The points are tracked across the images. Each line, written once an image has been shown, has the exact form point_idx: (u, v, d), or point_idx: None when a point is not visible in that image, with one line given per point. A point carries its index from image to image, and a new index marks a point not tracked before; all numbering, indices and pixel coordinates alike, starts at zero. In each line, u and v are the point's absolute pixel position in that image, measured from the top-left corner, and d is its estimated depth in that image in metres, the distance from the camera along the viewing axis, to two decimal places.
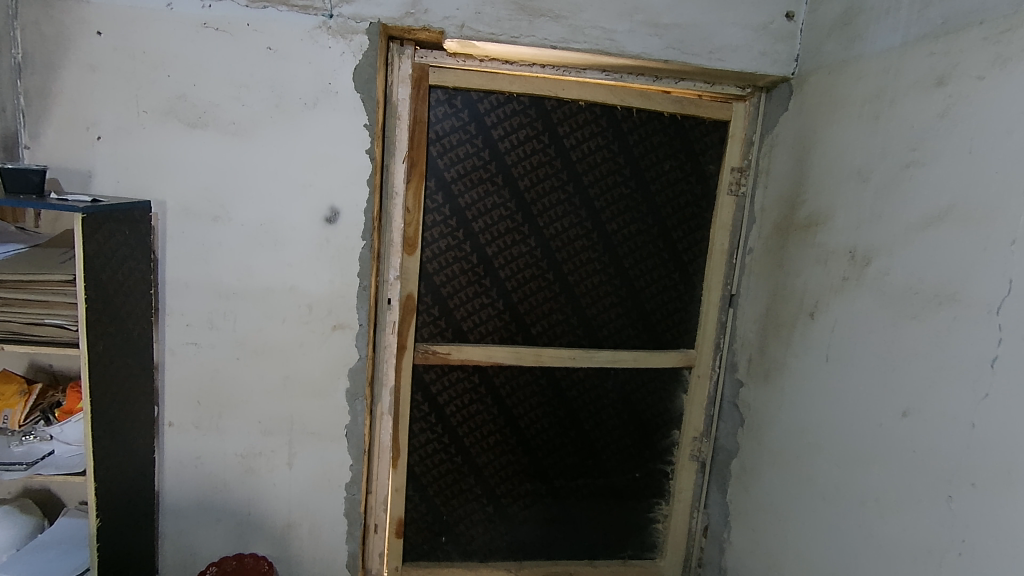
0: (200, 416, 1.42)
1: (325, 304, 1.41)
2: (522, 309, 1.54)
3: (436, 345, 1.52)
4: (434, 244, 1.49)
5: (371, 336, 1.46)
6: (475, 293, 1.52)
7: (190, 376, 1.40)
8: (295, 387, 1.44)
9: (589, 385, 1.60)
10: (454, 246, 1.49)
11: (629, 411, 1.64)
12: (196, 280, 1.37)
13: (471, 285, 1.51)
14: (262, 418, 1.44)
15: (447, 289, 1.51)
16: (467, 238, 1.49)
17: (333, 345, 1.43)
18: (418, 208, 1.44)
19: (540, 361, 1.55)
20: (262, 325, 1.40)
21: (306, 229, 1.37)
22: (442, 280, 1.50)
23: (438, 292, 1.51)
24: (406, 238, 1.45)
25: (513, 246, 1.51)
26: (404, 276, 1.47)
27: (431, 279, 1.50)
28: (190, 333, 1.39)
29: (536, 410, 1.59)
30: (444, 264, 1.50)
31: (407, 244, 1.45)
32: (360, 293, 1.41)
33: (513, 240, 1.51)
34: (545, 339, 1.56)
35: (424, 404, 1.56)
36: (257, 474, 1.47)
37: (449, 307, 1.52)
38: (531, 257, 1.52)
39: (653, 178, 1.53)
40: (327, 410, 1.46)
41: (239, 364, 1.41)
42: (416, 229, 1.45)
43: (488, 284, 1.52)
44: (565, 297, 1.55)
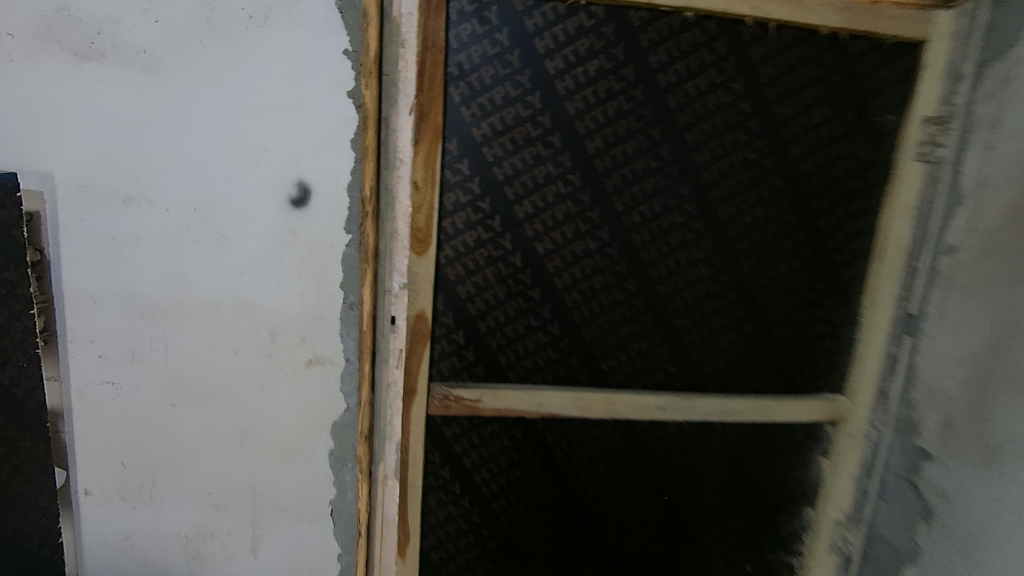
0: (126, 483, 1.02)
1: (292, 329, 0.95)
2: (584, 335, 1.03)
3: (461, 389, 1.02)
4: (456, 238, 0.99)
5: (366, 375, 0.99)
6: (518, 313, 1.02)
7: (110, 429, 1.00)
8: (254, 445, 1.00)
9: (684, 446, 1.09)
10: (486, 243, 0.99)
11: (738, 484, 1.12)
12: (106, 293, 0.94)
13: (513, 299, 1.01)
14: (212, 487, 1.02)
15: (477, 307, 1.01)
16: (506, 228, 0.99)
17: (306, 389, 0.98)
18: (430, 182, 0.94)
19: (612, 413, 1.05)
20: (204, 358, 0.97)
21: (260, 219, 0.91)
22: (468, 292, 1.01)
23: (462, 309, 1.01)
24: (414, 233, 0.96)
25: (573, 243, 1.00)
26: (413, 285, 0.98)
27: (452, 290, 1.00)
28: (103, 369, 0.97)
29: (605, 479, 1.10)
30: (473, 269, 1.00)
31: (417, 242, 0.96)
32: (345, 314, 0.95)
33: (575, 234, 0.99)
34: (618, 380, 1.05)
35: (444, 469, 1.08)
36: (209, 561, 1.06)
37: (478, 333, 1.02)
38: (602, 257, 1.00)
39: (794, 138, 0.97)
40: (300, 479, 1.02)
41: (175, 413, 0.99)
42: (430, 217, 0.96)
43: (538, 299, 1.01)
44: (651, 317, 1.03)
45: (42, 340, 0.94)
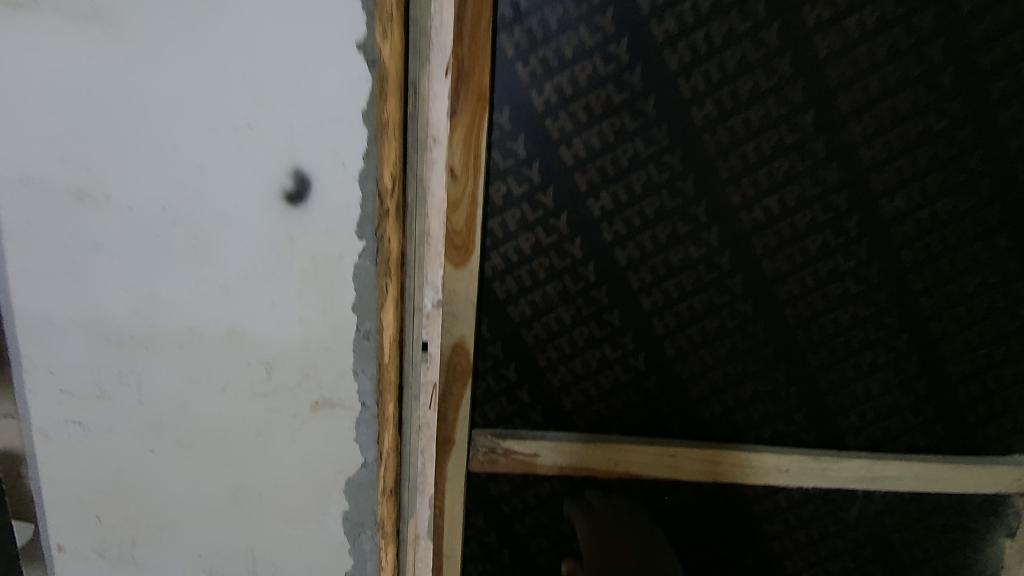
0: (105, 540, 0.84)
1: (292, 364, 0.73)
2: (675, 373, 0.77)
3: (514, 441, 0.79)
4: (506, 245, 0.74)
5: (390, 413, 0.79)
6: (590, 342, 0.77)
7: (83, 478, 0.81)
8: (251, 504, 0.80)
9: (809, 517, 0.82)
10: (547, 250, 0.74)
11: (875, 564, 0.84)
12: (64, 315, 0.74)
13: (582, 324, 0.76)
14: (204, 549, 0.83)
15: (534, 335, 0.77)
16: (575, 231, 0.73)
17: (312, 440, 0.76)
18: (470, 171, 0.70)
19: (715, 476, 0.79)
20: (186, 397, 0.76)
21: (246, 221, 0.68)
22: (522, 315, 0.76)
23: (514, 337, 0.77)
24: (451, 239, 0.72)
25: (667, 251, 0.73)
26: (450, 307, 0.74)
27: (501, 312, 0.76)
28: (70, 406, 0.78)
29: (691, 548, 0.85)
30: (529, 285, 0.75)
31: (455, 250, 0.73)
32: (359, 346, 0.72)
33: (672, 239, 0.72)
34: (724, 433, 0.79)
35: (490, 535, 0.85)
36: None
37: (535, 368, 0.78)
38: (707, 271, 0.73)
39: (1006, 98, 0.65)
40: (308, 546, 0.81)
41: (157, 462, 0.79)
42: (472, 216, 0.71)
43: (617, 325, 0.76)
44: (771, 352, 0.76)
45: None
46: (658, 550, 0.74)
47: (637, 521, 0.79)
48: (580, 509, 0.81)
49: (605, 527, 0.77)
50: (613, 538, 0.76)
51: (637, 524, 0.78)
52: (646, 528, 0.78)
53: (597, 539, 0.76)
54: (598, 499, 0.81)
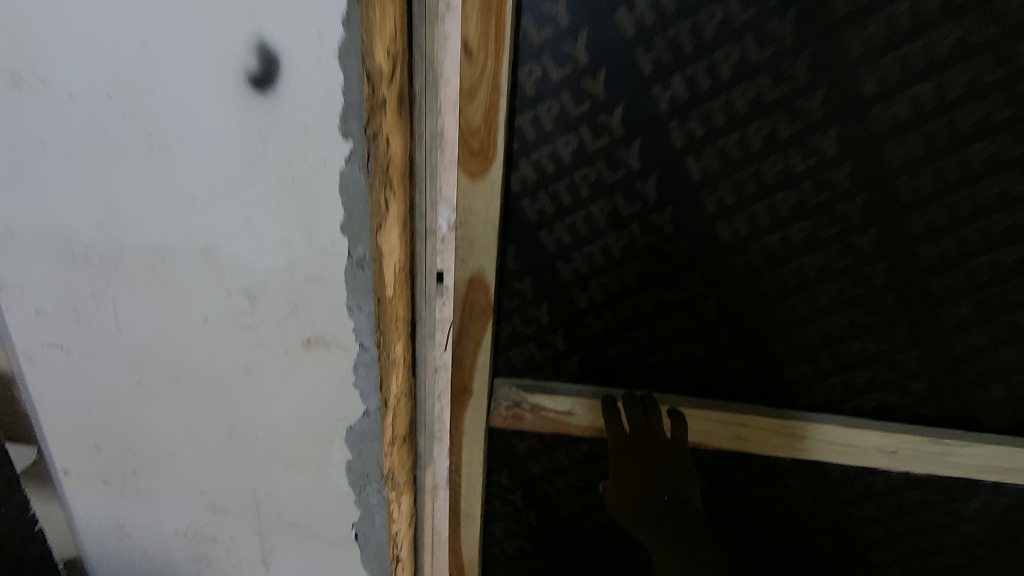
0: (107, 468, 0.79)
1: (276, 295, 0.61)
2: (750, 313, 0.67)
3: (546, 401, 0.74)
4: (538, 151, 0.60)
5: (398, 354, 0.67)
6: (644, 280, 0.67)
7: (75, 405, 0.75)
8: (249, 445, 0.71)
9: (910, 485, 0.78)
10: (589, 160, 0.60)
11: (907, 527, 0.82)
12: (24, 228, 0.63)
13: (632, 255, 0.65)
14: (206, 487, 0.76)
15: (573, 270, 0.67)
16: (629, 136, 0.58)
17: (307, 382, 0.65)
18: (489, 50, 0.52)
19: (791, 448, 0.75)
20: (167, 327, 0.66)
21: (205, 113, 0.53)
22: (558, 245, 0.65)
23: (548, 270, 0.67)
24: (466, 140, 0.57)
25: (751, 164, 0.58)
26: (464, 231, 0.62)
27: (531, 239, 0.65)
28: (49, 330, 0.69)
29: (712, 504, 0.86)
30: (569, 205, 0.63)
31: (469, 156, 0.58)
32: (352, 277, 0.58)
33: (765, 144, 0.57)
34: (800, 377, 0.71)
35: (515, 486, 0.83)
36: (215, 565, 0.84)
37: (575, 310, 0.70)
38: (820, 192, 0.59)
39: None
40: (313, 493, 0.73)
41: (146, 393, 0.71)
42: (492, 111, 0.55)
43: (685, 257, 0.65)
44: (881, 285, 0.63)
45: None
46: (681, 476, 0.68)
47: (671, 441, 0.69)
48: (613, 420, 0.71)
49: (636, 452, 0.68)
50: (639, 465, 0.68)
51: (668, 448, 0.68)
52: (677, 449, 0.69)
53: (622, 463, 0.69)
54: (635, 416, 0.70)
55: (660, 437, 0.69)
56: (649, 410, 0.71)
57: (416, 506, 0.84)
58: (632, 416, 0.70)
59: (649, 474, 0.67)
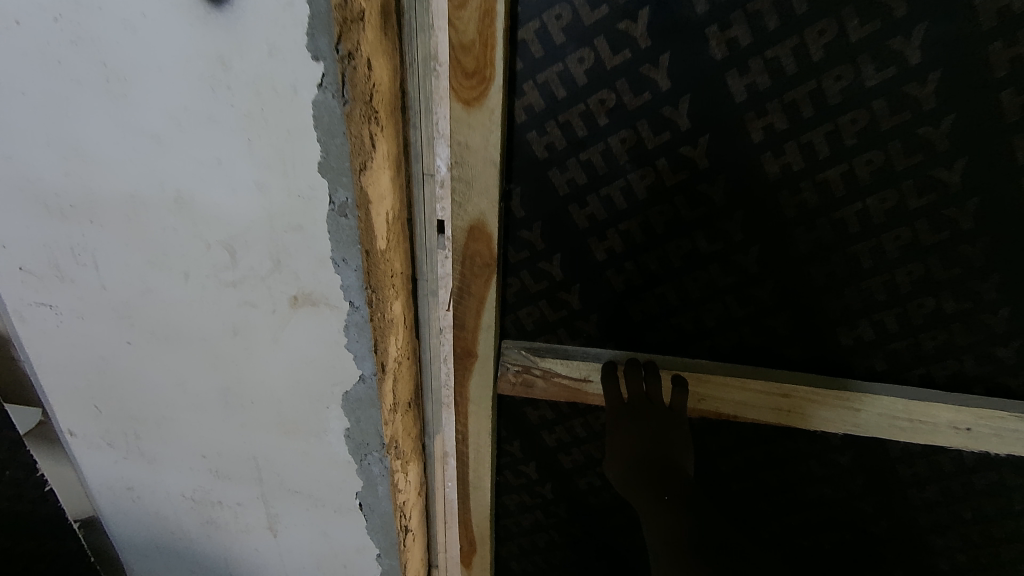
0: (109, 431, 0.76)
1: (257, 247, 0.54)
2: (797, 264, 0.61)
3: (558, 364, 0.71)
4: (546, 72, 0.53)
5: (396, 312, 0.61)
6: (671, 229, 0.61)
7: (69, 366, 0.71)
8: (245, 409, 0.67)
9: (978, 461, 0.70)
10: (607, 82, 0.53)
11: (964, 505, 0.75)
12: None
13: (655, 198, 0.59)
14: (207, 451, 0.73)
15: (589, 217, 0.62)
16: (655, 52, 0.50)
17: (298, 343, 0.60)
18: None
19: (834, 419, 0.68)
20: (150, 283, 0.60)
21: (158, 33, 0.45)
22: (571, 186, 0.60)
23: (560, 215, 0.62)
24: (458, 59, 0.48)
25: (802, 82, 0.50)
26: (461, 170, 0.54)
27: (540, 178, 0.60)
28: (32, 287, 0.65)
29: (742, 479, 0.82)
30: (584, 137, 0.56)
31: (464, 79, 0.49)
32: (334, 225, 0.51)
33: (820, 58, 0.49)
34: (850, 338, 0.65)
35: (530, 446, 0.81)
36: (223, 529, 0.82)
37: (592, 264, 0.65)
38: (896, 120, 0.51)
39: None
40: (314, 461, 0.69)
41: (138, 353, 0.67)
42: (488, 18, 0.46)
43: (719, 197, 0.58)
44: (958, 228, 0.55)
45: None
46: (680, 448, 0.65)
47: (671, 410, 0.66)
48: (613, 387, 0.68)
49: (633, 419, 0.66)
50: (634, 430, 0.66)
51: (666, 418, 0.65)
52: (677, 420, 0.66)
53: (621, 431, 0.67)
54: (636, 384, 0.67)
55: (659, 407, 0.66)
56: (650, 378, 0.68)
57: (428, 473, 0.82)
58: (632, 383, 0.67)
59: (643, 441, 0.65)
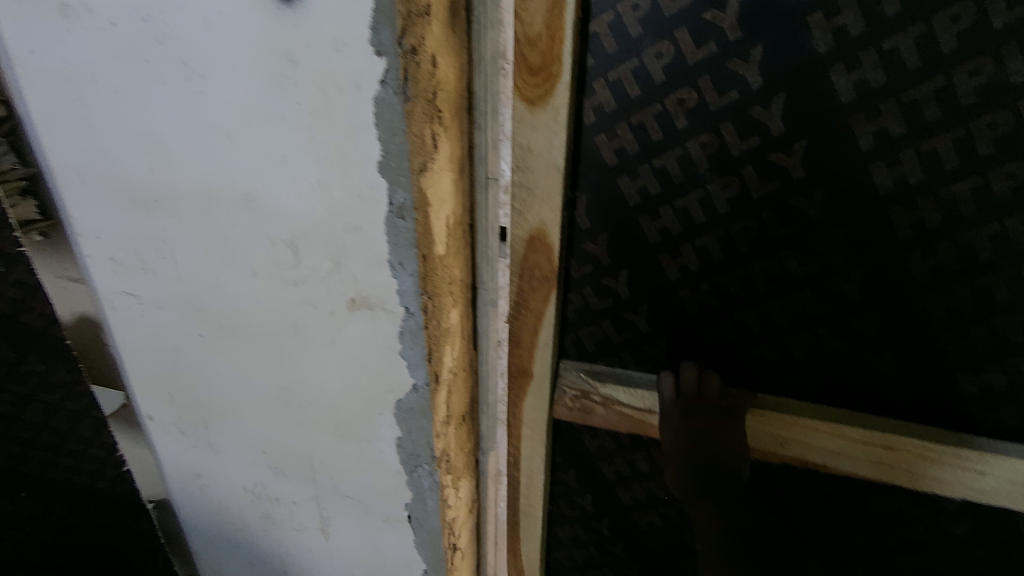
0: (182, 419, 0.79)
1: (318, 247, 0.54)
2: (917, 290, 0.54)
3: (620, 394, 0.67)
4: (615, 70, 0.51)
5: (453, 320, 0.59)
6: (756, 247, 0.56)
7: (149, 355, 0.74)
8: (302, 409, 0.67)
9: None
10: (688, 79, 0.49)
11: None
12: (91, 169, 0.61)
13: (737, 211, 0.54)
14: (267, 447, 0.74)
15: (661, 229, 0.58)
16: (741, 48, 0.47)
17: (354, 346, 0.59)
18: None
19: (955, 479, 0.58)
20: (221, 279, 0.62)
21: (233, 33, 0.46)
22: (642, 196, 0.56)
23: (628, 227, 0.59)
24: (523, 55, 0.48)
25: (929, 80, 0.45)
26: (522, 176, 0.54)
27: (608, 185, 0.57)
28: (121, 277, 0.68)
29: (828, 536, 0.72)
30: (658, 141, 0.53)
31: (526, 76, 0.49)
32: (393, 228, 0.49)
33: (945, 53, 0.43)
34: (968, 387, 0.57)
35: (589, 474, 0.76)
36: (279, 525, 0.83)
37: (663, 282, 0.61)
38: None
39: None
40: (365, 467, 0.68)
41: (208, 346, 0.69)
42: (556, 10, 0.46)
43: (819, 211, 0.52)
44: None
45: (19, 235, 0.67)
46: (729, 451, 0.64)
47: (728, 410, 0.63)
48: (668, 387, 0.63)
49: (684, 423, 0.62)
50: (681, 431, 0.64)
51: (720, 419, 0.62)
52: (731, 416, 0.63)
53: (675, 432, 0.64)
54: (690, 386, 0.62)
55: (714, 408, 0.62)
56: (707, 380, 0.62)
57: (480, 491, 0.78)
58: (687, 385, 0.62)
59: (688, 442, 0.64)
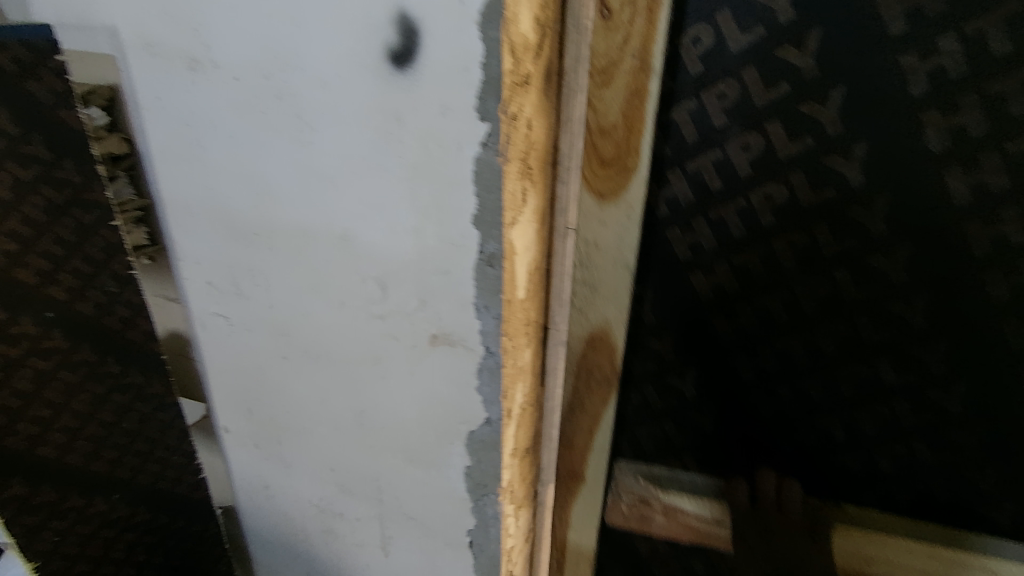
0: (258, 433, 0.84)
1: (407, 285, 0.58)
2: (947, 310, 0.68)
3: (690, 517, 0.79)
4: (697, 160, 0.68)
5: (527, 358, 0.61)
6: (771, 282, 0.72)
7: (233, 372, 0.80)
8: (376, 433, 0.70)
9: None
10: (764, 159, 0.66)
11: None
12: (199, 202, 0.66)
13: (771, 262, 0.71)
14: (336, 466, 0.78)
15: (716, 274, 0.73)
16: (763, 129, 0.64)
17: (431, 379, 0.62)
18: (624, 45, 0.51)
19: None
20: (309, 308, 0.67)
21: (348, 94, 0.51)
22: (693, 245, 0.72)
23: (670, 266, 0.74)
24: (596, 146, 0.55)
25: (971, 160, 0.60)
26: (587, 273, 0.62)
27: (665, 235, 0.73)
28: (214, 300, 0.74)
29: None
30: (713, 198, 0.69)
31: (597, 164, 0.56)
32: (482, 274, 0.53)
33: (956, 143, 0.60)
34: (963, 404, 0.72)
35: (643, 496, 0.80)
36: (340, 539, 0.86)
37: (702, 312, 0.76)
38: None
39: None
40: (431, 491, 0.71)
41: (290, 368, 0.73)
42: (632, 108, 0.54)
43: (873, 246, 0.67)
44: None
45: (132, 258, 0.72)
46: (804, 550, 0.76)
47: (801, 530, 0.77)
48: (741, 494, 0.79)
49: (754, 530, 0.77)
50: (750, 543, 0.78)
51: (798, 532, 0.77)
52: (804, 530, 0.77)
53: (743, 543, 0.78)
54: (769, 504, 0.77)
55: (792, 521, 0.77)
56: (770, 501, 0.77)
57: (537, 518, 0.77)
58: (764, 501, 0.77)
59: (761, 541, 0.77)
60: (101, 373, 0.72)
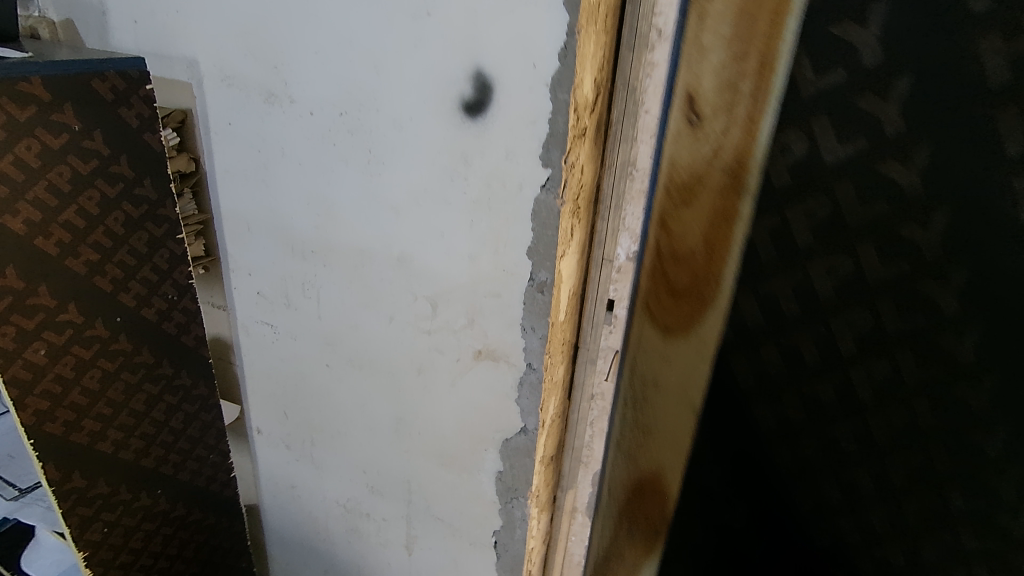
0: (292, 435, 0.89)
1: (457, 305, 0.64)
2: None
3: None
4: (772, 283, 0.57)
5: (560, 374, 0.68)
6: (848, 422, 0.58)
7: (273, 377, 0.85)
8: (412, 438, 0.76)
9: None
10: (849, 288, 0.54)
11: None
12: (260, 220, 0.72)
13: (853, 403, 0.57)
14: (368, 467, 0.83)
15: (784, 406, 0.61)
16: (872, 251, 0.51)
17: (472, 390, 0.68)
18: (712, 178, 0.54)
19: None
20: (358, 320, 0.72)
21: (419, 135, 0.57)
22: (758, 373, 0.61)
23: (737, 397, 0.63)
24: (676, 278, 0.60)
25: None
26: (648, 407, 0.69)
27: (725, 359, 0.62)
28: (264, 309, 0.79)
29: None
30: (784, 324, 0.58)
31: (667, 293, 0.61)
32: (530, 297, 0.59)
33: None
34: None
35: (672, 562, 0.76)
36: (365, 539, 0.91)
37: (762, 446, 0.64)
38: None
39: None
40: (462, 493, 0.76)
41: (333, 375, 0.79)
42: (714, 241, 0.57)
43: (963, 381, 0.53)
44: None
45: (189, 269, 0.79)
46: None
47: None
48: None
49: None
50: None
51: None
52: None
53: None
54: None
55: None
56: None
57: (553, 525, 0.83)
58: None
59: None
60: (156, 375, 0.76)
